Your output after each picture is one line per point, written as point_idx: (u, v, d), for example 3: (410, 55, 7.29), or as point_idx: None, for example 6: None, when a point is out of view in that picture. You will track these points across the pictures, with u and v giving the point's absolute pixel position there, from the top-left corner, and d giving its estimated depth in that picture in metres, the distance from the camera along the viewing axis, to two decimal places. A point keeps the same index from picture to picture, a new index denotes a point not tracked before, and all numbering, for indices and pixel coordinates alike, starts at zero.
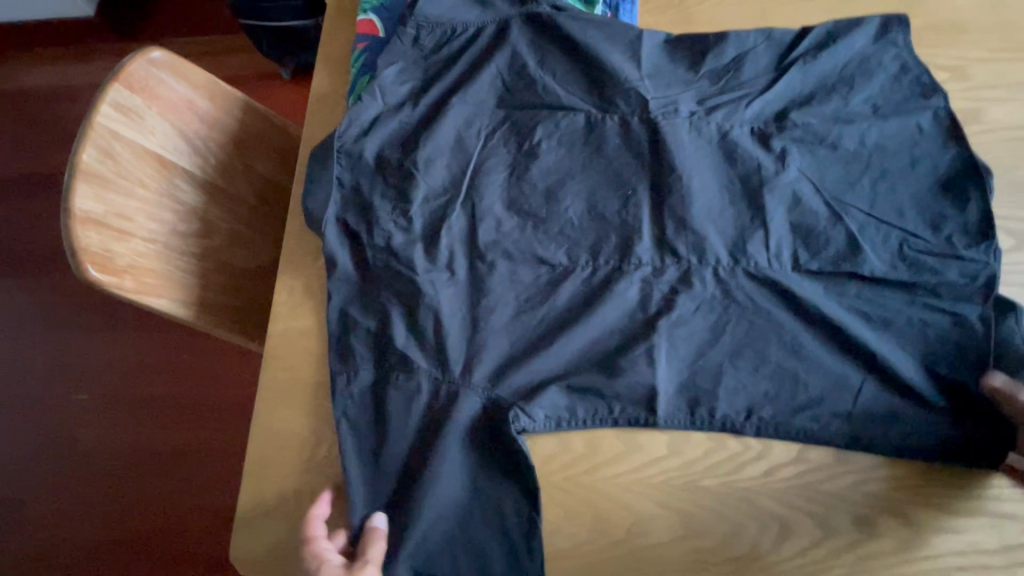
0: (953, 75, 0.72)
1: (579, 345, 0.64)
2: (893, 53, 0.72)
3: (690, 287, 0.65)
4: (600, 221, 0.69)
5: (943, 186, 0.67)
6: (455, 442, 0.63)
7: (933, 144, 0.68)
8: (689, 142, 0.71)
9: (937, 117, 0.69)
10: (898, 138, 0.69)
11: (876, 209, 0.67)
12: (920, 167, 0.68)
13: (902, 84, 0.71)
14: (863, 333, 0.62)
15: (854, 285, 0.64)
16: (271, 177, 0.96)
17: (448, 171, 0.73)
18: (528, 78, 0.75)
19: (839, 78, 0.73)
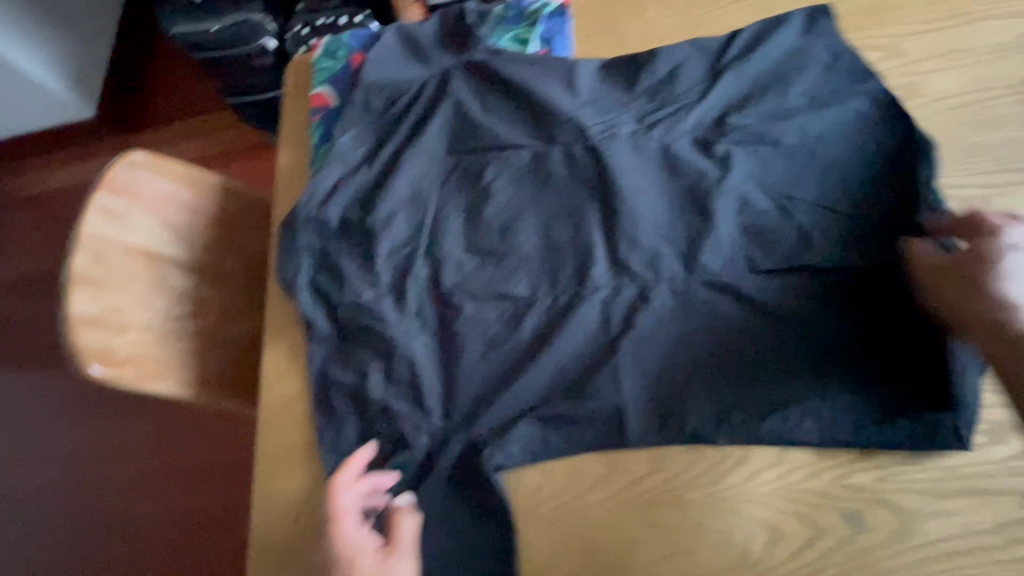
0: (887, 53, 0.73)
1: (547, 375, 0.66)
2: (823, 43, 0.73)
3: (647, 303, 0.67)
4: (555, 250, 0.72)
5: (889, 167, 0.67)
6: (438, 484, 0.65)
7: (873, 127, 0.69)
8: (632, 162, 0.73)
9: (876, 99, 0.69)
10: (839, 125, 0.70)
11: (824, 200, 0.67)
12: (864, 152, 0.68)
13: (836, 71, 0.72)
14: (822, 326, 0.62)
15: (809, 279, 0.65)
16: (255, 248, 1.01)
17: (408, 223, 0.76)
18: (472, 124, 0.79)
19: (773, 74, 0.74)
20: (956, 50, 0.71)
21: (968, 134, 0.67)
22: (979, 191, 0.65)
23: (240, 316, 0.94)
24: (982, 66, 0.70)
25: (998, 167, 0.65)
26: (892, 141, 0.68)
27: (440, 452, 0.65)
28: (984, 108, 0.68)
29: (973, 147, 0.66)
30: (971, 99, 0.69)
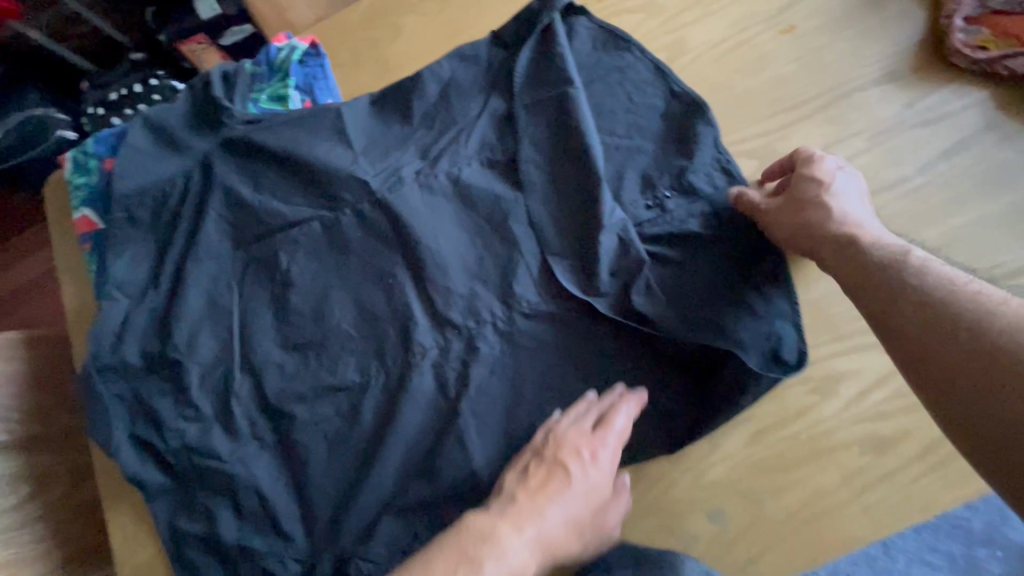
0: (648, 14, 0.69)
1: (397, 460, 0.62)
2: (580, 22, 0.69)
3: (477, 353, 0.63)
4: (375, 321, 0.66)
5: (674, 139, 0.65)
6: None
7: (651, 103, 0.66)
8: (424, 205, 0.67)
9: (644, 73, 0.66)
10: (618, 107, 0.66)
11: (623, 193, 0.64)
12: (647, 131, 0.65)
13: (602, 50, 0.68)
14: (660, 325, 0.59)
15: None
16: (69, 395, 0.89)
17: (215, 338, 0.69)
18: (250, 210, 0.71)
19: (543, 66, 0.67)
20: None
21: (737, 81, 0.66)
22: (759, 139, 0.64)
23: (72, 480, 0.84)
24: (739, 6, 0.68)
25: (771, 111, 0.65)
26: (668, 111, 0.66)
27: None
28: (748, 52, 0.66)
29: (743, 98, 0.65)
30: (733, 42, 0.67)
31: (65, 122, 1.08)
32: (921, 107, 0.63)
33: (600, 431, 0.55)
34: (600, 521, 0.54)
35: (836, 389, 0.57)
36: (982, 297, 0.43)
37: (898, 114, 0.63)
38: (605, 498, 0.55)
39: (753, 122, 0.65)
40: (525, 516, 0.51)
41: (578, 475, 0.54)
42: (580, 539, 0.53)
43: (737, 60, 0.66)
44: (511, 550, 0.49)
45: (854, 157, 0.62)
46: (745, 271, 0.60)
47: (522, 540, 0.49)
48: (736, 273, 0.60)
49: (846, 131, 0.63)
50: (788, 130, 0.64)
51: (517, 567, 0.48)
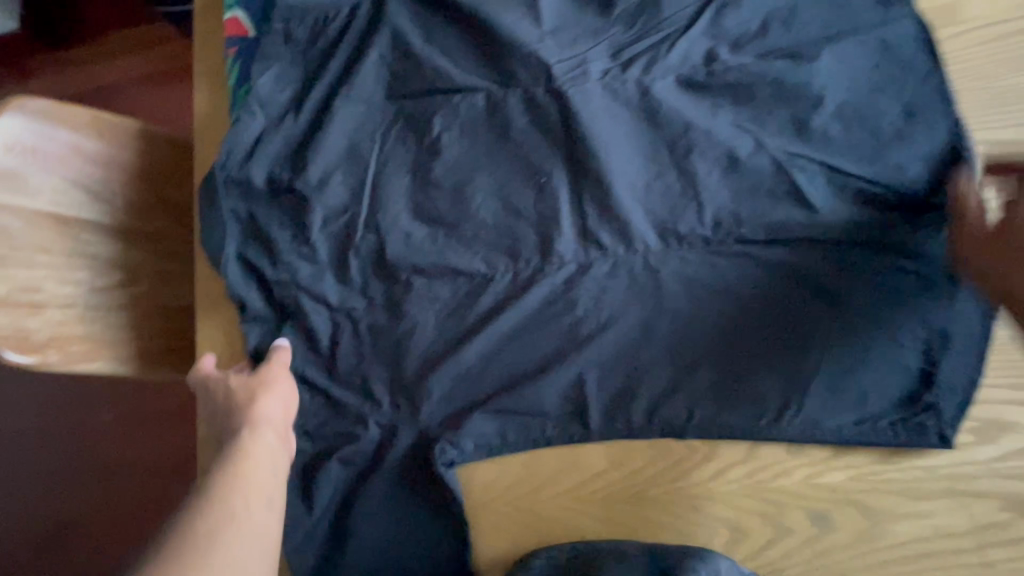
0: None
1: (506, 364, 0.61)
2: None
3: (618, 281, 0.60)
4: (515, 217, 0.63)
5: (906, 111, 0.57)
6: (391, 476, 0.60)
7: (897, 67, 0.58)
8: (603, 110, 0.61)
9: (900, 30, 0.58)
10: (851, 64, 0.58)
11: (832, 154, 0.58)
12: (880, 100, 0.58)
13: None
14: (807, 298, 0.57)
15: (810, 255, 0.57)
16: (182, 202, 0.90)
17: (347, 185, 0.65)
18: (415, 61, 0.65)
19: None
20: None
21: (999, 75, 0.57)
22: (1000, 148, 0.56)
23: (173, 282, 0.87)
24: None
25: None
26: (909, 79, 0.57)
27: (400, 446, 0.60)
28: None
29: (999, 96, 0.57)
30: (1010, 27, 0.57)
31: None
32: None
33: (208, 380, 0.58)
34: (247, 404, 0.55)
35: (996, 437, 0.52)
36: None
37: None
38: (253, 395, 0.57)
39: (1004, 124, 0.56)
40: (257, 431, 0.53)
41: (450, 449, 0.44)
42: (264, 402, 0.56)
43: (1010, 51, 0.57)
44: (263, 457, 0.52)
45: None
46: (944, 274, 0.55)
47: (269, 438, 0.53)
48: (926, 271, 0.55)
49: None
50: None
51: (273, 450, 0.53)
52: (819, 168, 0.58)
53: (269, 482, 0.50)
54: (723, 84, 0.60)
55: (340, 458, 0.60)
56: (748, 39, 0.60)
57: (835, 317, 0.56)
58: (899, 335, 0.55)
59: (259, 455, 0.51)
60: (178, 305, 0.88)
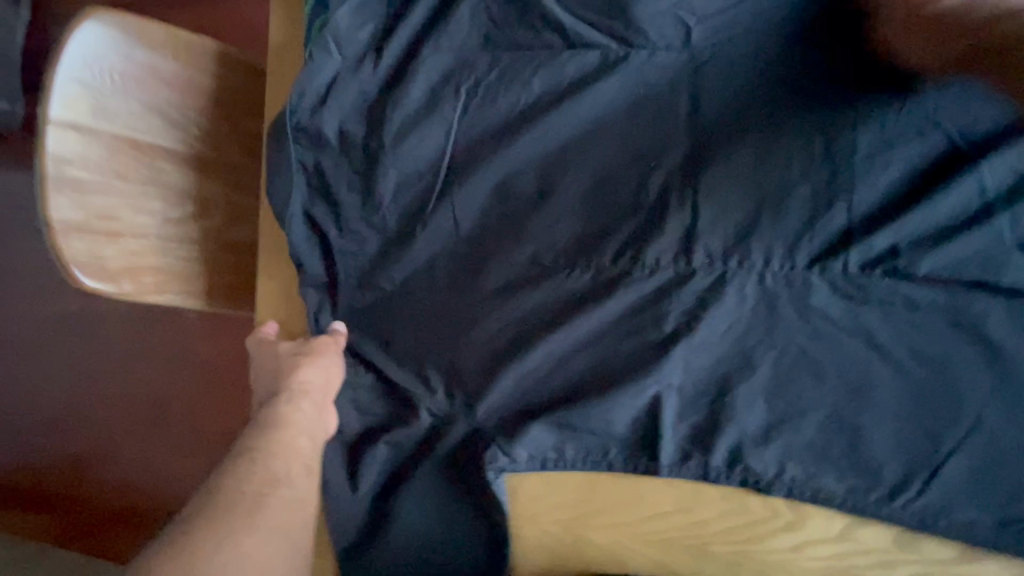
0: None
1: (575, 372, 0.54)
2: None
3: (722, 301, 0.50)
4: (610, 207, 0.54)
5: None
6: (437, 464, 0.57)
7: None
8: (743, 87, 0.51)
9: None
10: None
11: None
12: None
13: None
14: (966, 359, 0.46)
15: (989, 302, 0.46)
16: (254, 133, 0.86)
17: (424, 146, 0.58)
18: (520, 4, 0.55)
19: None
20: None
21: None
22: None
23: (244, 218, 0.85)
24: None
25: None
26: None
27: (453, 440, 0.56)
28: None
29: None
30: None
31: None
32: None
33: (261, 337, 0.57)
34: (288, 369, 0.53)
35: None
36: None
37: None
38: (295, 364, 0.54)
39: None
40: (297, 403, 0.51)
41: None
42: (307, 373, 0.53)
43: None
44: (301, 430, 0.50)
45: None
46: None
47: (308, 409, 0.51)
48: None
49: None
50: None
51: (310, 422, 0.51)
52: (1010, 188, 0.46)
53: (301, 461, 0.48)
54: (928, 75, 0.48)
55: (387, 442, 0.58)
56: None
57: (1002, 387, 0.45)
58: None
59: (295, 428, 0.50)
60: (248, 240, 0.87)
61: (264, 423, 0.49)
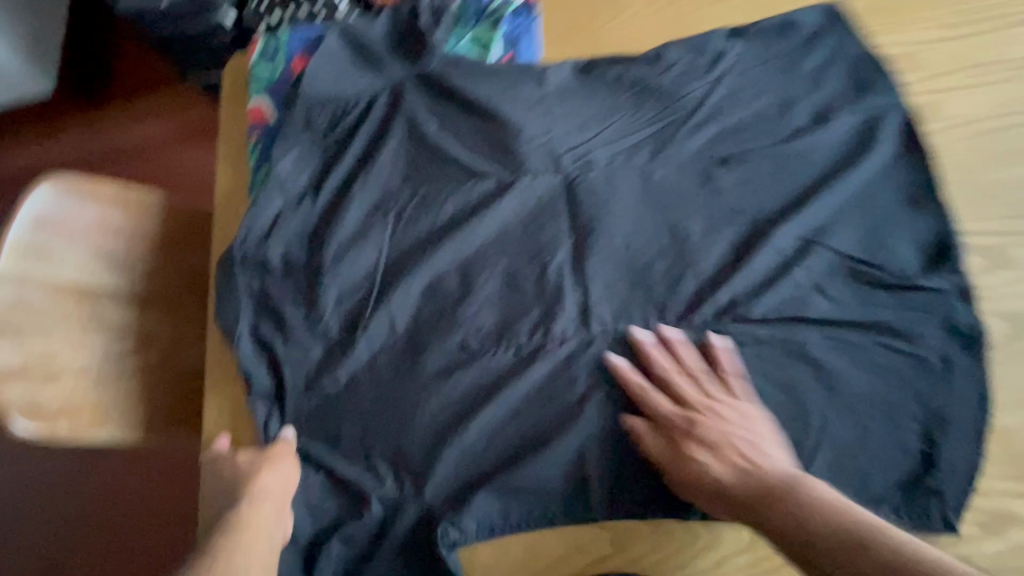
0: (918, 46, 0.64)
1: (510, 440, 0.61)
2: (835, 52, 0.65)
3: (618, 358, 0.61)
4: (520, 294, 0.65)
5: (906, 204, 0.60)
6: (394, 551, 0.60)
7: (888, 160, 0.61)
8: (610, 194, 0.66)
9: (893, 118, 0.62)
10: (838, 151, 0.63)
11: (825, 234, 0.61)
12: (859, 189, 0.61)
13: (832, 79, 0.65)
14: (803, 380, 0.57)
15: (812, 333, 0.58)
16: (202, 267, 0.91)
17: (360, 263, 0.69)
18: (431, 148, 0.70)
19: (776, 94, 0.65)
20: (973, 67, 0.63)
21: (982, 168, 0.60)
22: (988, 237, 0.58)
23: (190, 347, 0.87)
24: (1006, 89, 0.62)
25: (1007, 213, 0.58)
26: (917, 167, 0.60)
27: (408, 524, 0.60)
28: (1000, 141, 0.60)
29: (987, 188, 0.59)
30: (987, 124, 0.61)
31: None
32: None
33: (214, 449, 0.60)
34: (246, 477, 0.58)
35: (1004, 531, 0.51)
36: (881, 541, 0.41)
37: None
38: (253, 470, 0.59)
39: (989, 217, 0.58)
40: (258, 503, 0.56)
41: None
42: (266, 480, 0.58)
43: (989, 144, 0.60)
44: (260, 530, 0.54)
45: None
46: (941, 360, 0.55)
47: (266, 510, 0.56)
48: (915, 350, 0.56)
49: None
50: None
51: (268, 523, 0.55)
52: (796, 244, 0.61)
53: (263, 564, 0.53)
54: (733, 173, 0.64)
55: (341, 537, 0.60)
56: (746, 124, 0.65)
57: (837, 398, 0.56)
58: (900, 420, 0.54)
59: (256, 532, 0.54)
60: (194, 367, 0.88)
61: (226, 527, 0.53)
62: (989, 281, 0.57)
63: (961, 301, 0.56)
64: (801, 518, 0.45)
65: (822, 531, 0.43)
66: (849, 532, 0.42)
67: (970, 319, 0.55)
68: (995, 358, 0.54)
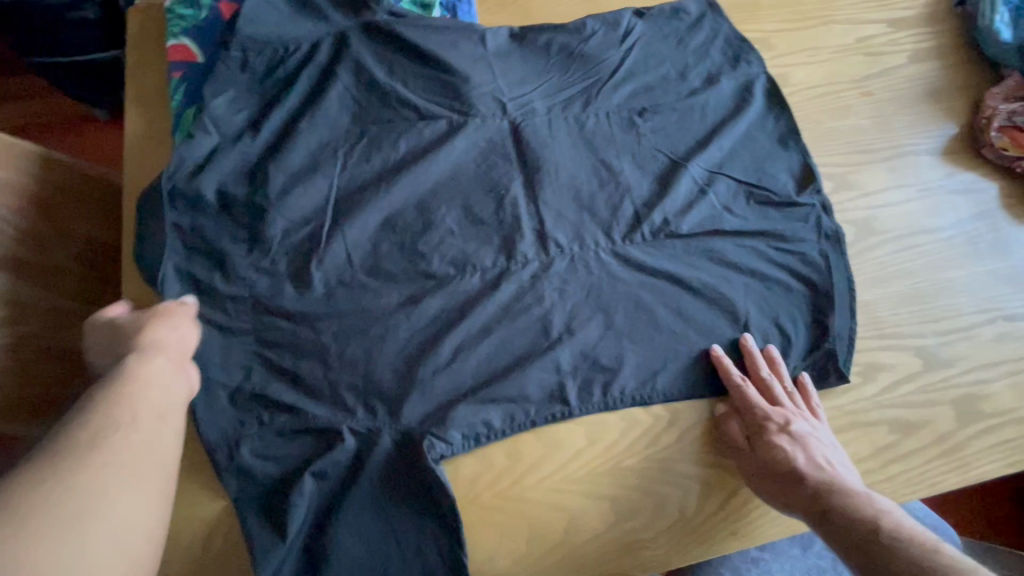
0: (772, 35, 0.83)
1: (485, 356, 0.63)
2: (715, 31, 0.80)
3: (576, 275, 0.67)
4: (480, 225, 0.69)
5: (777, 143, 0.76)
6: (376, 476, 0.58)
7: (763, 115, 0.77)
8: (551, 135, 0.73)
9: (760, 79, 0.78)
10: (727, 106, 0.77)
11: (724, 167, 0.74)
12: (744, 132, 0.76)
13: (714, 50, 0.79)
14: (723, 281, 0.68)
15: (725, 242, 0.70)
16: (95, 238, 0.82)
17: (310, 200, 0.67)
18: (381, 92, 0.72)
19: (678, 62, 0.78)
20: (812, 49, 0.82)
21: (826, 120, 0.78)
22: (838, 167, 0.76)
23: (80, 321, 0.77)
24: (835, 64, 0.82)
25: (848, 150, 0.77)
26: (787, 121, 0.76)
27: (391, 447, 0.59)
28: (835, 101, 0.80)
29: (828, 133, 0.78)
30: (826, 88, 0.80)
31: None
32: (963, 179, 0.77)
33: (111, 323, 0.56)
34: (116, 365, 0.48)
35: (875, 376, 0.66)
36: (907, 539, 0.46)
37: (942, 179, 0.76)
38: (144, 331, 0.53)
39: (834, 152, 0.76)
40: (143, 346, 0.51)
41: (911, 558, 0.44)
42: (150, 395, 0.46)
43: (829, 104, 0.79)
44: (155, 370, 0.49)
45: (906, 202, 0.74)
46: (820, 254, 0.70)
47: (157, 352, 0.51)
48: (799, 250, 0.70)
49: (903, 180, 0.76)
50: (861, 168, 0.76)
51: (161, 364, 0.50)
52: (705, 174, 0.73)
53: (166, 449, 0.45)
54: (652, 122, 0.75)
55: (314, 472, 0.58)
56: (657, 86, 0.77)
57: (752, 289, 0.68)
58: (796, 306, 0.68)
59: (154, 380, 0.48)
60: (73, 347, 0.76)
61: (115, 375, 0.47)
62: (843, 199, 0.74)
63: (825, 214, 0.71)
64: (786, 459, 0.57)
65: (873, 544, 0.47)
66: (892, 559, 0.44)
67: (833, 224, 0.71)
68: (851, 253, 0.71)
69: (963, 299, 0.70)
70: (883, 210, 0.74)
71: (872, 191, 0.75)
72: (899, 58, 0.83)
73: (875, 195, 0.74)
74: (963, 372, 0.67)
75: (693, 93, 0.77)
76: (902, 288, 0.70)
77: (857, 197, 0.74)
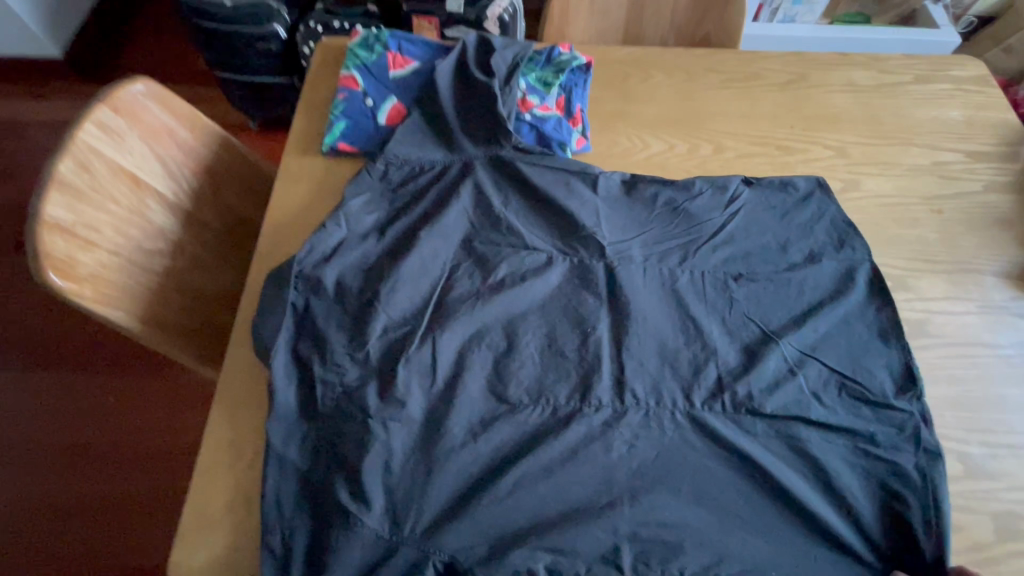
0: (850, 146, 0.91)
1: (545, 496, 0.66)
2: (821, 212, 0.82)
3: (649, 432, 0.69)
4: (562, 359, 0.73)
5: (877, 335, 0.74)
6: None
7: (863, 306, 0.76)
8: (643, 287, 0.77)
9: (862, 258, 0.79)
10: (827, 281, 0.78)
11: (819, 353, 0.73)
12: (841, 318, 0.75)
13: (818, 231, 0.81)
14: (800, 478, 0.67)
15: (809, 432, 0.69)
16: (240, 210, 1.00)
17: (410, 300, 0.75)
18: (494, 218, 0.81)
19: (780, 237, 0.81)
20: (888, 164, 0.89)
21: (892, 227, 0.84)
22: (898, 269, 0.80)
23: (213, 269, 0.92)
24: (910, 180, 0.88)
25: (911, 256, 0.81)
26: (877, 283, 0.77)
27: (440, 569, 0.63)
28: (903, 211, 0.85)
29: (891, 238, 0.83)
30: (895, 199, 0.86)
31: (284, 22, 1.40)
32: None
33: None
34: None
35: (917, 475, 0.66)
36: None
37: (1007, 301, 0.78)
38: None
39: (898, 256, 0.81)
40: None
41: None
42: None
43: (895, 214, 0.85)
44: None
45: (964, 314, 0.77)
46: (916, 470, 0.66)
47: None
48: (886, 459, 0.67)
49: (964, 294, 0.78)
50: (920, 274, 0.80)
51: None
52: (797, 353, 0.73)
53: None
54: (747, 286, 0.78)
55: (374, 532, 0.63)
56: (757, 253, 0.80)
57: (826, 490, 0.67)
58: (875, 518, 0.66)
59: None
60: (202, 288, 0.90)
61: None
62: (899, 300, 0.77)
63: (923, 425, 0.68)
64: None
65: None
66: None
67: (933, 440, 0.67)
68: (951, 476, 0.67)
69: (1014, 418, 0.70)
70: (939, 316, 0.76)
71: (928, 297, 0.78)
72: (974, 186, 0.88)
73: (931, 301, 0.78)
74: (1003, 488, 0.66)
75: (792, 265, 0.79)
76: (949, 394, 0.71)
77: (913, 299, 0.78)
